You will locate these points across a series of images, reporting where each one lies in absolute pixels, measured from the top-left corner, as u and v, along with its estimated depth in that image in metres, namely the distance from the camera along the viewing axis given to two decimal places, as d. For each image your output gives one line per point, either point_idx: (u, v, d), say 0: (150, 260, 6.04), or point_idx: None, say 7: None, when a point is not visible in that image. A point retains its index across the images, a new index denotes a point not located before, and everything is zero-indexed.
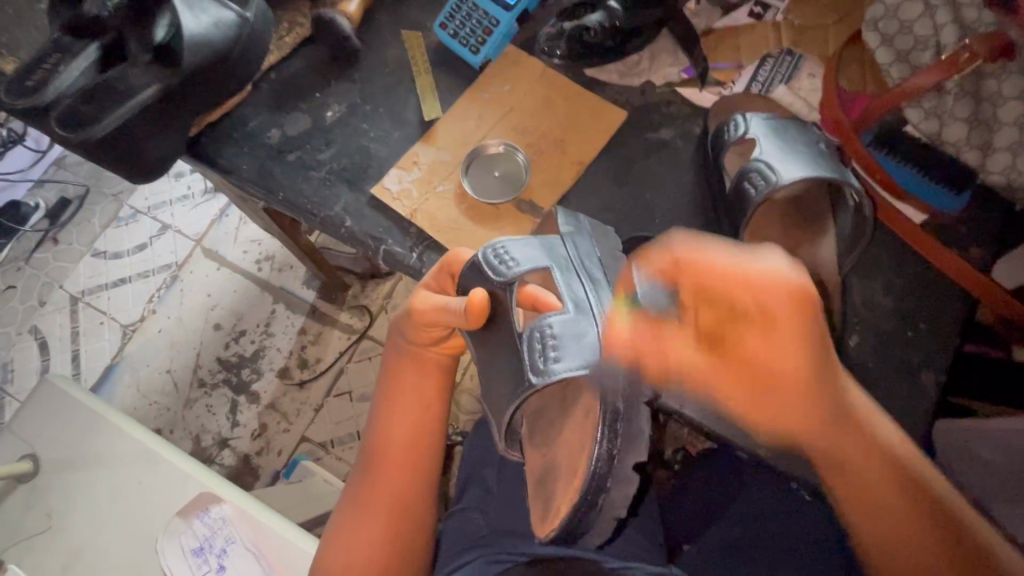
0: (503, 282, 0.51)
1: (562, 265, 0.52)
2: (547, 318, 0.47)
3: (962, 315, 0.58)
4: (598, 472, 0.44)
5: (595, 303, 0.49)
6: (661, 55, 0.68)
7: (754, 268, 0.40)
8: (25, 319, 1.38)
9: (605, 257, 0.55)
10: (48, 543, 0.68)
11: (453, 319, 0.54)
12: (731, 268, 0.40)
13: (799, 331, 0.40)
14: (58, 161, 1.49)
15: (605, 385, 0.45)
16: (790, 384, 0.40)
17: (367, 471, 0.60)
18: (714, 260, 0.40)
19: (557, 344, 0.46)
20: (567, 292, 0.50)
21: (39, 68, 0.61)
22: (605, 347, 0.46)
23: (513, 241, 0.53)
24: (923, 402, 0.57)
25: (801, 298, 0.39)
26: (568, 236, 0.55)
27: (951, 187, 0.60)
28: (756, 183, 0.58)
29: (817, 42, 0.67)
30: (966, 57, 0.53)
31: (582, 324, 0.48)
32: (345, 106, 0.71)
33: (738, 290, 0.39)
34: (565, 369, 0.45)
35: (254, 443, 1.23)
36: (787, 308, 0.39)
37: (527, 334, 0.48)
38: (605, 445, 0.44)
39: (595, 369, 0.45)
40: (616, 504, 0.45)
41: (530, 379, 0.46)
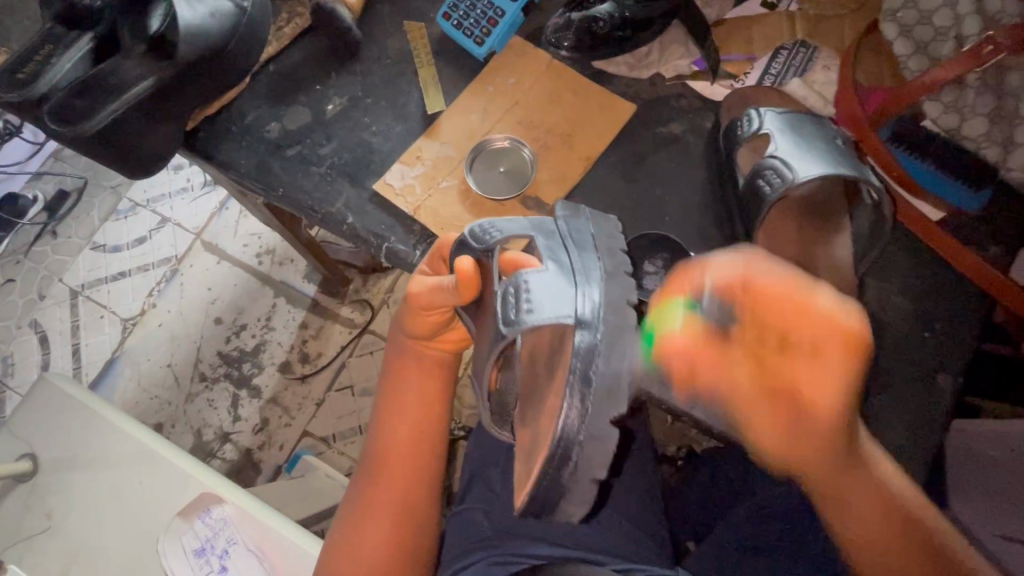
0: (484, 250, 0.49)
1: (548, 234, 0.47)
2: (524, 271, 0.43)
3: (979, 317, 0.57)
4: (567, 433, 0.38)
5: (580, 266, 0.44)
6: (671, 47, 0.66)
7: (809, 303, 0.37)
8: (25, 312, 1.37)
9: (600, 235, 0.48)
10: (49, 543, 0.68)
11: (450, 297, 0.53)
12: (796, 292, 0.37)
13: (842, 367, 0.36)
14: (57, 154, 1.47)
15: (577, 340, 0.39)
16: (822, 423, 0.37)
17: (369, 472, 0.59)
18: (784, 276, 0.38)
19: (531, 296, 0.42)
20: (549, 255, 0.45)
21: (31, 58, 0.60)
22: (583, 304, 0.41)
23: (502, 216, 0.50)
24: (939, 404, 0.55)
25: (856, 343, 0.36)
26: (562, 217, 0.50)
27: (970, 183, 0.58)
28: (772, 180, 0.56)
29: (833, 33, 0.65)
30: (990, 48, 0.51)
31: (562, 281, 0.43)
32: (346, 99, 0.69)
33: (807, 320, 0.36)
34: (537, 319, 0.41)
35: (256, 437, 1.22)
36: (842, 345, 0.36)
37: (501, 288, 0.44)
38: (576, 402, 0.38)
39: (569, 322, 0.41)
40: (593, 464, 0.39)
41: (501, 330, 0.43)
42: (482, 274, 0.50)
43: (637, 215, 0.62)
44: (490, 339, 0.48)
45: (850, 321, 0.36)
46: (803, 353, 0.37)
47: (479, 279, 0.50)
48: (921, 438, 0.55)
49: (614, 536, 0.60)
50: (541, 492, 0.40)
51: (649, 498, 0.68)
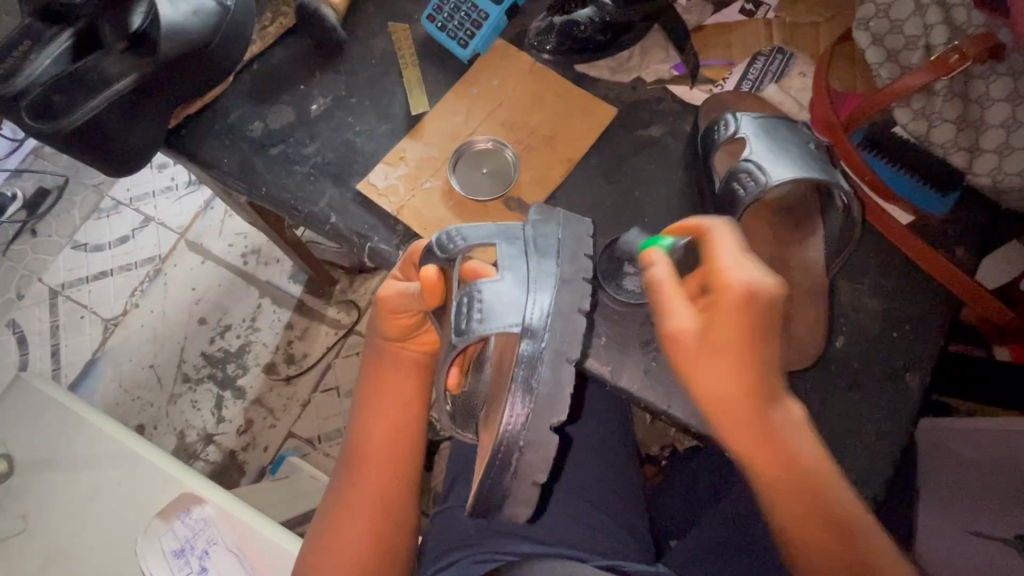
0: (447, 259, 0.49)
1: (511, 241, 0.47)
2: (480, 281, 0.44)
3: (946, 317, 0.59)
4: (509, 433, 0.40)
5: (536, 274, 0.45)
6: (652, 51, 0.67)
7: (738, 254, 0.40)
8: (3, 312, 1.34)
9: (568, 239, 0.48)
10: (24, 545, 0.67)
11: (413, 302, 0.54)
12: (715, 245, 0.41)
13: (737, 312, 0.38)
14: (37, 151, 1.45)
15: (522, 349, 0.42)
16: (718, 360, 0.39)
17: (351, 470, 0.59)
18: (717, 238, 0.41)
19: (484, 307, 0.43)
20: (508, 265, 0.45)
21: (9, 56, 0.59)
22: (532, 314, 0.43)
23: (468, 223, 0.49)
24: (908, 402, 0.57)
25: (755, 295, 0.38)
26: (532, 222, 0.49)
27: (937, 188, 0.61)
28: (746, 184, 0.56)
29: (809, 41, 0.67)
30: (956, 57, 0.53)
31: (516, 293, 0.44)
32: (330, 99, 0.69)
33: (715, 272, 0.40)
34: (487, 330, 0.43)
35: (240, 439, 1.22)
36: (731, 292, 0.38)
37: (457, 296, 0.45)
38: (519, 403, 0.40)
39: (517, 331, 0.42)
40: (531, 469, 0.41)
41: (453, 339, 0.44)
42: (445, 282, 0.51)
43: (617, 217, 0.63)
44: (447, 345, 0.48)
45: (750, 279, 0.38)
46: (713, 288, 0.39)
47: (443, 285, 0.51)
48: (891, 437, 0.56)
49: (595, 533, 0.61)
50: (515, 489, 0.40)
51: (630, 496, 0.69)
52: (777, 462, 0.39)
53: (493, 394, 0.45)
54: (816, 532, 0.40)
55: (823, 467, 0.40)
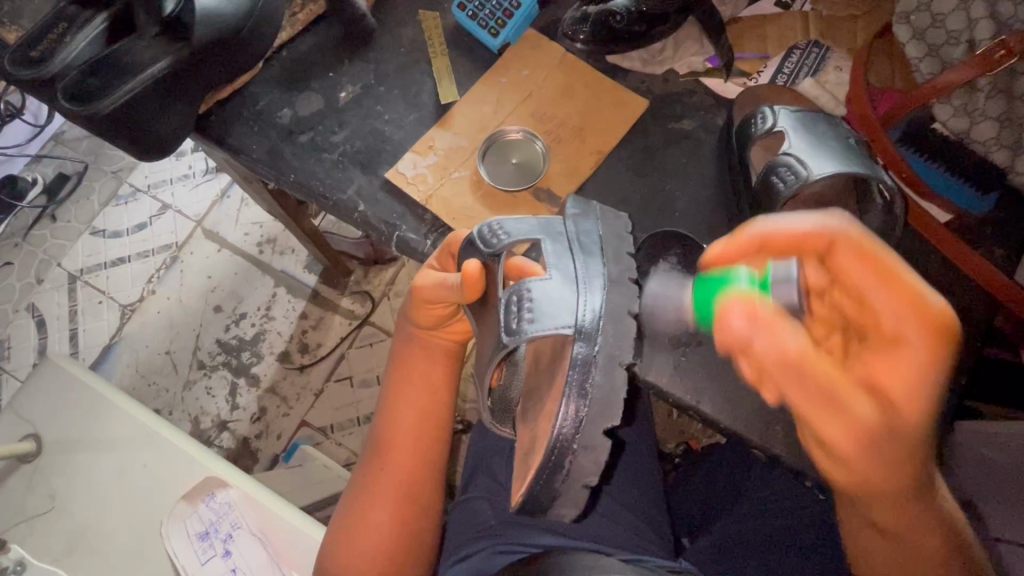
0: (491, 253, 0.49)
1: (553, 236, 0.48)
2: (528, 279, 0.44)
3: (980, 319, 0.58)
4: (563, 436, 0.40)
5: (584, 273, 0.45)
6: (685, 44, 0.67)
7: (896, 268, 0.37)
8: (23, 296, 1.36)
9: (608, 235, 0.49)
10: (50, 524, 0.68)
11: (449, 294, 0.53)
12: (866, 249, 0.37)
13: (913, 367, 0.36)
14: (57, 137, 1.46)
15: (576, 351, 0.41)
16: (886, 416, 0.37)
17: (377, 456, 0.59)
18: (873, 249, 0.37)
19: (535, 306, 0.43)
20: (554, 263, 0.46)
21: (46, 37, 0.60)
22: (584, 315, 0.43)
23: (509, 217, 0.50)
24: (941, 403, 0.56)
25: (939, 327, 0.35)
26: (571, 216, 0.50)
27: (976, 187, 0.59)
28: (785, 178, 0.55)
29: (846, 34, 0.66)
30: (1002, 52, 0.51)
31: (566, 291, 0.44)
32: (359, 87, 0.69)
33: (896, 290, 0.36)
34: (540, 331, 0.42)
35: (253, 426, 1.22)
36: (916, 338, 0.36)
37: (505, 294, 0.44)
38: (573, 406, 0.40)
39: (570, 332, 0.42)
40: (584, 471, 0.41)
41: (502, 338, 0.44)
42: (486, 276, 0.51)
43: (647, 209, 0.62)
44: (492, 341, 0.49)
45: (939, 305, 0.35)
46: (884, 308, 0.37)
47: (483, 280, 0.51)
48: None
49: (613, 526, 0.61)
50: (545, 482, 0.41)
51: (650, 491, 0.69)
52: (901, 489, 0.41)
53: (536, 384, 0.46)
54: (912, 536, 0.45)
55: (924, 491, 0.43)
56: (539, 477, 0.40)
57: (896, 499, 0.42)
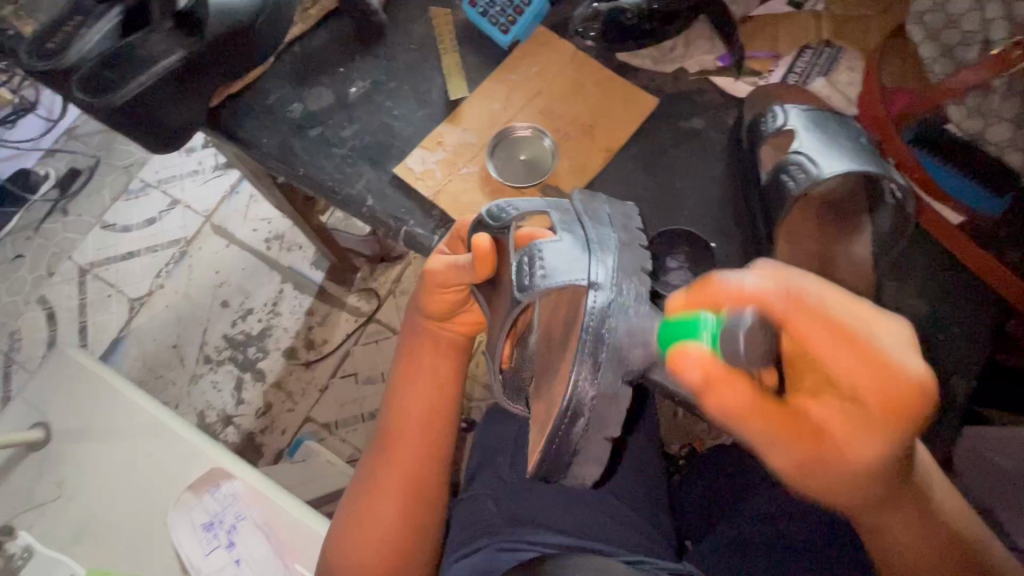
0: (499, 228, 0.50)
1: (562, 210, 0.48)
2: (539, 241, 0.45)
3: (993, 323, 0.57)
4: (578, 398, 0.39)
5: (595, 237, 0.45)
6: (695, 42, 0.66)
7: (874, 315, 0.32)
8: (34, 288, 1.37)
9: (617, 214, 0.49)
10: (58, 512, 0.68)
11: (463, 274, 0.53)
12: (842, 323, 0.32)
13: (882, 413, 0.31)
14: (70, 132, 1.48)
15: (592, 300, 0.41)
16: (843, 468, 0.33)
17: (383, 450, 0.59)
18: (818, 296, 0.32)
19: (546, 262, 0.43)
20: (564, 229, 0.46)
21: (60, 29, 0.60)
22: (598, 270, 0.43)
23: (518, 197, 0.51)
24: (952, 407, 0.56)
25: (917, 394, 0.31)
26: (579, 196, 0.51)
27: (993, 189, 0.58)
28: (795, 175, 0.57)
29: (860, 33, 0.65)
30: (1017, 53, 0.51)
31: (578, 250, 0.44)
32: (369, 82, 0.69)
33: (858, 359, 0.31)
34: (551, 283, 0.42)
35: (259, 421, 1.23)
36: (895, 394, 0.31)
37: (516, 255, 0.45)
38: (587, 368, 0.39)
39: (583, 283, 0.42)
40: (603, 422, 0.40)
41: (515, 296, 0.44)
42: (497, 250, 0.51)
43: (656, 207, 0.62)
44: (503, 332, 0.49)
45: (925, 377, 0.31)
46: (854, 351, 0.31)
47: (495, 255, 0.51)
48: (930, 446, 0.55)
49: (618, 526, 0.60)
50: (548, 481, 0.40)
51: (655, 492, 0.68)
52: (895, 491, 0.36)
53: (547, 364, 0.46)
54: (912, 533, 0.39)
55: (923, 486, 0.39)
56: (554, 437, 0.40)
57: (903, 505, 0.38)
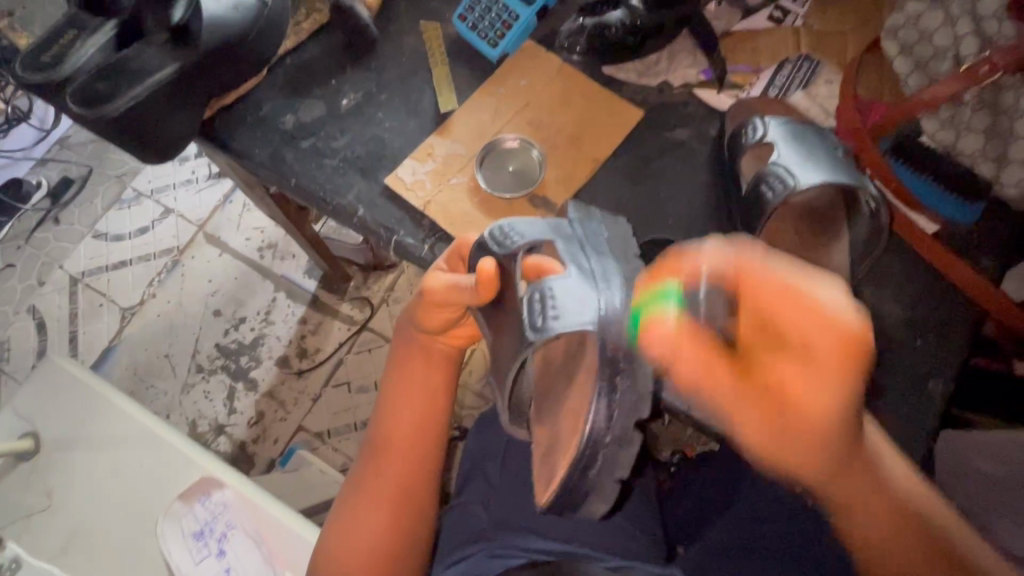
0: (505, 254, 0.51)
1: (565, 237, 0.50)
2: (548, 278, 0.45)
3: (970, 329, 0.58)
4: (595, 435, 0.41)
5: (600, 270, 0.46)
6: (679, 56, 0.68)
7: (832, 315, 0.33)
8: (24, 298, 1.37)
9: (616, 239, 0.51)
10: (47, 523, 0.68)
11: (463, 296, 0.54)
12: (786, 280, 0.34)
13: (835, 370, 0.34)
14: (62, 141, 1.48)
15: (601, 342, 0.41)
16: (806, 420, 0.35)
17: (373, 458, 0.60)
18: (764, 267, 0.36)
19: (557, 301, 0.43)
20: (569, 259, 0.47)
21: (55, 43, 0.61)
22: (606, 307, 0.43)
23: (518, 219, 0.52)
24: (931, 410, 0.57)
25: (851, 344, 0.33)
26: (578, 218, 0.52)
27: (965, 198, 0.60)
28: (774, 185, 0.58)
29: (837, 47, 0.67)
30: (986, 67, 0.52)
31: (587, 287, 0.44)
32: (360, 94, 0.70)
33: (791, 322, 0.34)
34: (564, 325, 0.43)
35: (251, 430, 1.23)
36: (834, 349, 0.33)
37: (526, 293, 0.45)
38: (604, 402, 0.41)
39: (596, 323, 0.42)
40: (616, 461, 0.42)
41: (527, 335, 0.44)
42: (503, 277, 0.52)
43: (642, 217, 0.63)
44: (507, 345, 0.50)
45: (867, 328, 0.33)
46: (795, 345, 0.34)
47: (500, 280, 0.52)
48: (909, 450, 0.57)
49: (606, 531, 0.61)
50: None
51: (644, 498, 0.69)
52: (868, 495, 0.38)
53: (553, 391, 0.48)
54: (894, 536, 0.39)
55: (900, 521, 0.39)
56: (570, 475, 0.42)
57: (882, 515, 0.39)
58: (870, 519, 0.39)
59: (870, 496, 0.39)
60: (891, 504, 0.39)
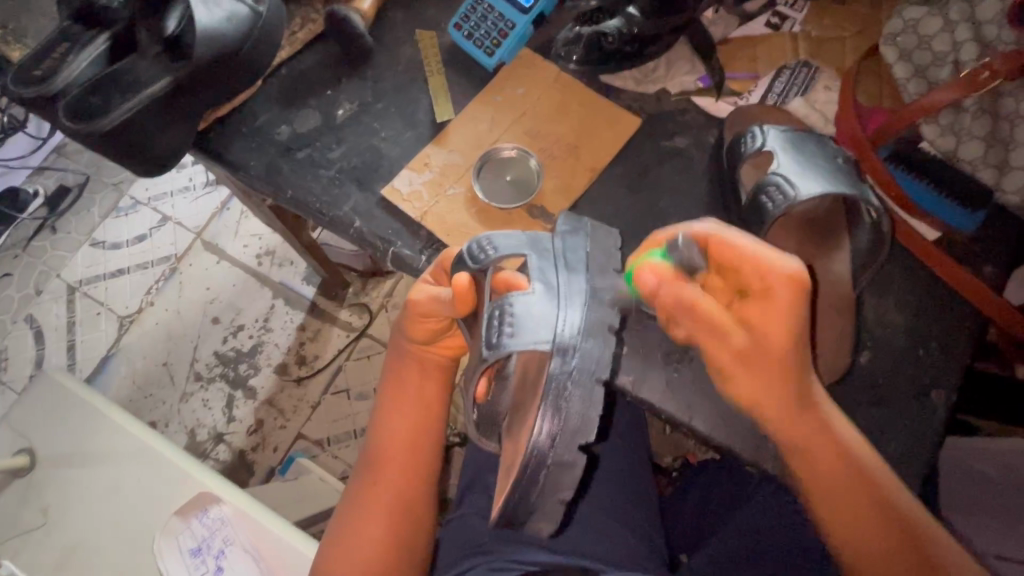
0: (478, 268, 0.50)
1: (541, 251, 0.49)
2: (512, 294, 0.45)
3: (972, 336, 0.58)
4: (543, 451, 0.40)
5: (566, 290, 0.46)
6: (677, 63, 0.68)
7: (776, 259, 0.41)
8: (21, 307, 1.36)
9: (595, 253, 0.50)
10: (43, 539, 0.67)
11: (445, 309, 0.54)
12: (755, 251, 0.41)
13: (789, 312, 0.41)
14: (60, 149, 1.48)
15: (553, 365, 0.42)
16: (772, 363, 0.42)
17: (370, 472, 0.59)
18: (737, 236, 0.43)
19: (516, 319, 0.44)
20: (538, 276, 0.46)
21: (48, 57, 0.61)
22: (563, 331, 0.43)
23: (497, 231, 0.50)
24: (934, 419, 0.56)
25: (796, 282, 0.40)
26: (559, 232, 0.51)
27: (966, 205, 0.60)
28: (775, 197, 0.56)
29: (835, 55, 0.67)
30: (987, 73, 0.52)
31: (549, 307, 0.44)
32: (356, 104, 0.70)
33: (755, 259, 0.41)
34: (519, 345, 0.43)
35: (250, 438, 1.22)
36: (787, 289, 0.40)
37: (488, 309, 0.45)
38: (547, 422, 0.40)
39: (547, 348, 0.42)
40: (562, 474, 0.41)
41: (484, 352, 0.44)
42: (477, 291, 0.50)
43: (640, 227, 0.63)
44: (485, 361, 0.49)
45: (793, 264, 0.41)
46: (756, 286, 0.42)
47: (475, 295, 0.50)
48: (912, 460, 0.56)
49: (609, 543, 0.60)
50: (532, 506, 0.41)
51: (646, 507, 0.68)
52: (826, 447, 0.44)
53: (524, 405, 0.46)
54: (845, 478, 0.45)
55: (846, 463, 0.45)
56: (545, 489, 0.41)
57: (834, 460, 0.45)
58: (820, 471, 0.45)
59: (818, 443, 0.44)
60: (853, 479, 0.45)
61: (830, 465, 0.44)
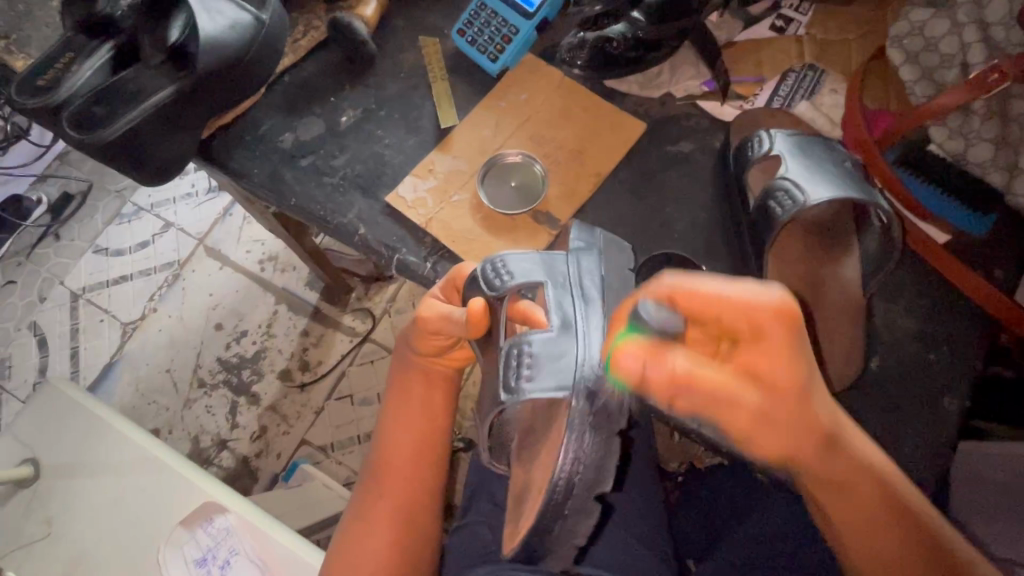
0: (495, 295, 0.49)
1: (557, 278, 0.49)
2: (529, 332, 0.44)
3: (986, 340, 0.57)
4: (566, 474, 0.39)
5: (585, 323, 0.46)
6: (682, 67, 0.67)
7: (756, 290, 0.37)
8: (25, 314, 1.36)
9: (610, 278, 0.51)
10: (47, 550, 0.67)
11: (455, 328, 0.53)
12: (729, 297, 0.36)
13: (789, 346, 0.36)
14: (62, 157, 1.48)
15: (574, 410, 0.41)
16: (789, 405, 0.38)
17: (375, 480, 0.59)
18: (712, 287, 0.37)
19: (535, 362, 0.43)
20: (556, 308, 0.46)
21: (51, 67, 0.61)
22: (583, 372, 0.43)
23: (512, 254, 0.50)
24: (946, 425, 0.56)
25: (791, 318, 0.36)
26: (574, 252, 0.52)
27: (974, 208, 0.60)
28: (783, 203, 0.57)
29: (840, 58, 0.67)
30: (995, 75, 0.51)
31: (567, 344, 0.44)
32: (360, 111, 0.70)
33: (731, 304, 0.36)
34: (538, 389, 0.42)
35: (254, 445, 1.22)
36: (779, 328, 0.36)
37: (505, 348, 0.44)
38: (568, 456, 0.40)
39: (567, 394, 0.41)
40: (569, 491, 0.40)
41: (502, 396, 0.43)
42: (490, 314, 0.50)
43: (646, 233, 0.63)
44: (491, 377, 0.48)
45: (781, 297, 0.36)
46: (749, 335, 0.37)
47: (488, 318, 0.50)
48: (924, 467, 0.55)
49: (617, 551, 0.60)
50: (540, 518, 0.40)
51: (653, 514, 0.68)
52: (851, 472, 0.42)
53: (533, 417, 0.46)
54: (868, 499, 0.43)
55: (873, 480, 0.43)
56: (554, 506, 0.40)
57: (864, 485, 0.43)
58: (847, 496, 0.43)
59: (847, 476, 0.42)
60: (873, 503, 0.43)
61: (857, 481, 0.43)
